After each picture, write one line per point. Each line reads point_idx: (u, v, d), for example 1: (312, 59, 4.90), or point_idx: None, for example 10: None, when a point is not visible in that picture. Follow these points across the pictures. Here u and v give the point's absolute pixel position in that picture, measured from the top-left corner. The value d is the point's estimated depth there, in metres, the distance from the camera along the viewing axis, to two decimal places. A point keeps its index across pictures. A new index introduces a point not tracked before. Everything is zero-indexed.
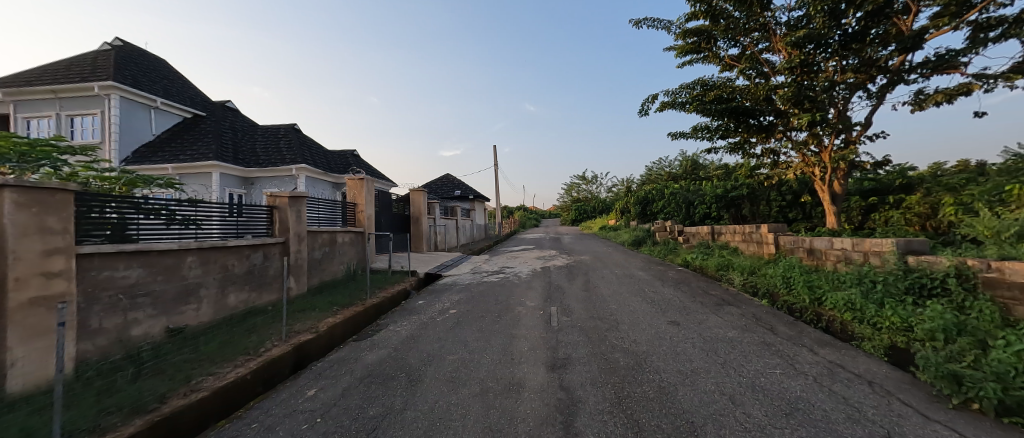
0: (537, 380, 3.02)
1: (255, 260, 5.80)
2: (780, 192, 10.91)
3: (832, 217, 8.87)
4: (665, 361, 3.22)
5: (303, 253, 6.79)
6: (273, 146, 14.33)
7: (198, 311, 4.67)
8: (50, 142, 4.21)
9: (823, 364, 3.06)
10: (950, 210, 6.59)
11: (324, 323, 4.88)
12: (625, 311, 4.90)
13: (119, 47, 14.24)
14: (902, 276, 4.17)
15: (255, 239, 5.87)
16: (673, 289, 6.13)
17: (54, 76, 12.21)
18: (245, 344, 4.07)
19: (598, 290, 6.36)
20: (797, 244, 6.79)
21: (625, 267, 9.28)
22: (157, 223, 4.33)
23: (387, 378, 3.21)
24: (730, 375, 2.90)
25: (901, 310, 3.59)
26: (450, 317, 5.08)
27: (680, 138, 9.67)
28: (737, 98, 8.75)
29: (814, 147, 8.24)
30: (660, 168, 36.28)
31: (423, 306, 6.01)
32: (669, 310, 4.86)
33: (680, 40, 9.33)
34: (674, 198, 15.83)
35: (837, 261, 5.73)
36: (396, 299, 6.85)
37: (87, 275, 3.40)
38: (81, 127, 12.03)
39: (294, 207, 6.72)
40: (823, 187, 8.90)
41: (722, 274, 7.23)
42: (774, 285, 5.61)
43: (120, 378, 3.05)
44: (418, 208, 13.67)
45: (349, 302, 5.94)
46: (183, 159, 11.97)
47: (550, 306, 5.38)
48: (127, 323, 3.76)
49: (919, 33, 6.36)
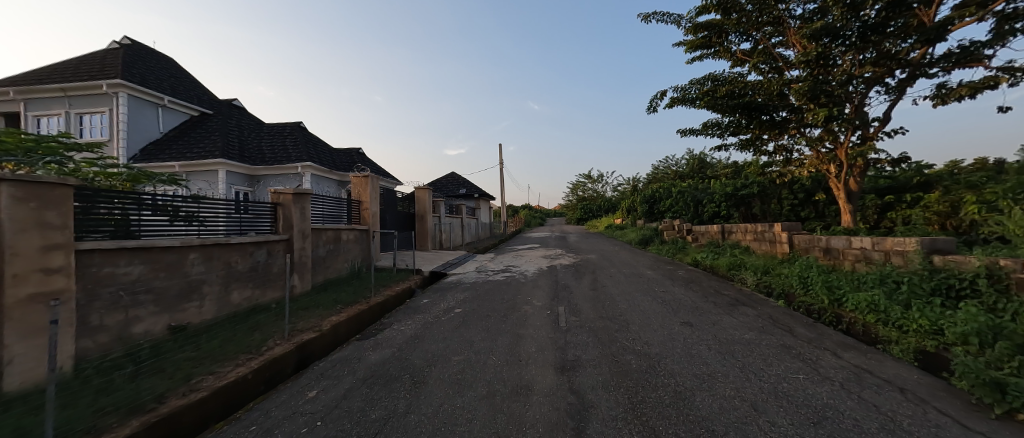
0: (546, 382, 2.90)
1: (259, 257, 5.67)
2: (792, 190, 10.69)
3: (847, 216, 8.61)
4: (680, 364, 3.07)
5: (306, 251, 6.66)
6: (279, 144, 14.36)
7: (201, 308, 4.59)
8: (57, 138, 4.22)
9: (849, 369, 2.87)
10: (973, 208, 6.34)
11: (328, 322, 4.81)
12: (635, 311, 4.71)
13: (128, 46, 14.37)
14: (928, 277, 4.03)
15: (259, 235, 5.76)
16: (684, 288, 5.92)
17: (64, 74, 12.32)
18: (248, 343, 4.01)
19: (606, 290, 6.16)
20: (813, 243, 6.56)
21: (634, 265, 9.09)
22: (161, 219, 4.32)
23: (392, 379, 3.12)
24: (751, 379, 2.74)
25: (930, 312, 3.41)
26: (455, 316, 4.96)
27: (691, 134, 9.45)
28: (749, 94, 8.36)
29: (829, 143, 8.03)
30: (666, 166, 35.99)
31: (428, 305, 5.88)
32: (681, 310, 4.65)
33: (690, 35, 9.13)
34: (683, 197, 15.73)
35: (856, 261, 5.53)
36: (400, 297, 6.77)
37: (88, 272, 3.36)
38: (91, 124, 12.16)
39: (298, 203, 6.59)
40: (837, 185, 8.65)
41: (734, 273, 7.01)
42: (790, 285, 5.41)
43: (120, 376, 2.99)
44: (423, 205, 13.51)
45: (353, 301, 5.86)
46: (191, 157, 12.06)
47: (557, 306, 5.22)
48: (128, 321, 3.71)
49: (943, 24, 6.05)
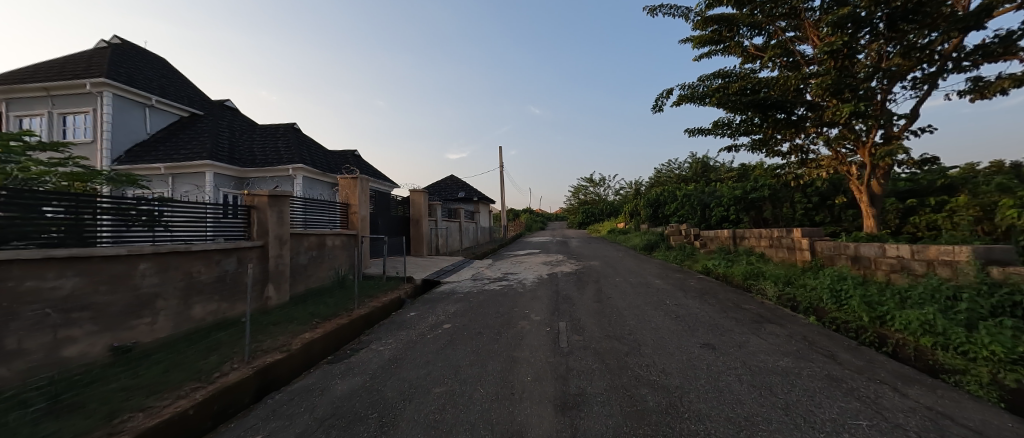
0: (543, 427, 2.33)
1: (228, 266, 5.12)
2: (806, 193, 10.13)
3: (869, 221, 8.01)
4: (707, 403, 2.50)
5: (284, 258, 6.09)
6: (270, 146, 13.91)
7: (154, 325, 4.04)
8: (14, 136, 4.02)
9: (920, 412, 2.30)
10: (1012, 213, 5.37)
11: (299, 340, 4.26)
12: (646, 328, 4.15)
13: (118, 45, 14.02)
14: (989, 293, 3.46)
15: (228, 242, 5.21)
16: (698, 301, 5.35)
17: (48, 73, 11.93)
18: (198, 368, 3.45)
19: (612, 302, 5.58)
20: (839, 250, 5.97)
21: (640, 274, 8.50)
22: (112, 224, 3.85)
23: (356, 420, 2.55)
24: (802, 428, 2.17)
25: (1003, 336, 2.82)
26: (442, 334, 4.40)
27: (700, 134, 8.90)
28: (763, 91, 7.82)
29: (850, 142, 7.47)
30: (668, 170, 35.43)
31: (415, 319, 5.31)
32: (699, 328, 4.08)
33: (698, 29, 8.66)
34: (690, 201, 15.23)
35: (891, 271, 4.96)
36: (387, 308, 6.21)
37: (2, 287, 2.82)
38: (74, 125, 11.74)
39: (276, 207, 6.02)
40: (859, 188, 8.05)
41: (751, 283, 6.42)
42: (818, 299, 4.83)
43: (25, 416, 2.45)
44: (419, 209, 12.98)
45: (333, 314, 5.31)
46: (177, 158, 11.61)
47: (558, 322, 4.65)
48: (58, 343, 3.17)
49: (985, 9, 5.44)
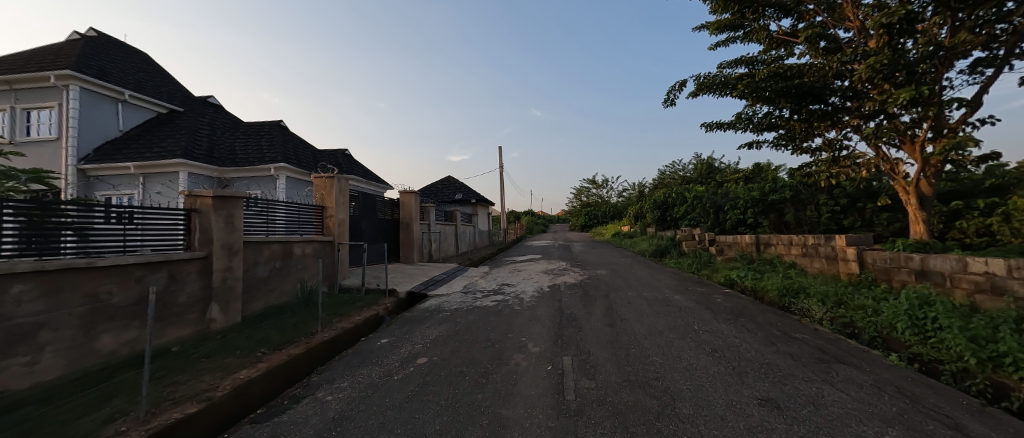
0: None
1: (155, 284, 4.16)
2: (833, 195, 9.18)
3: (917, 226, 7.01)
4: None
5: (234, 272, 5.17)
6: (253, 144, 13.04)
7: (36, 365, 3.07)
8: None
9: None
10: None
11: (229, 382, 3.30)
12: (678, 370, 3.18)
13: (92, 38, 13.20)
14: None
15: (156, 254, 4.24)
16: (731, 326, 4.41)
17: (12, 66, 11.08)
18: (66, 434, 2.47)
19: (627, 326, 4.62)
20: (897, 263, 4.99)
21: (654, 286, 7.55)
22: None
23: None
24: None
25: None
26: (413, 374, 3.44)
27: (720, 128, 7.94)
28: (796, 77, 6.85)
29: (898, 137, 6.51)
30: (672, 171, 34.40)
31: (386, 348, 4.34)
32: (748, 371, 3.11)
33: (719, 11, 7.74)
34: (702, 203, 14.23)
35: (977, 291, 3.98)
36: (358, 331, 5.25)
37: None
38: (39, 121, 10.87)
39: (224, 210, 5.08)
40: (905, 189, 7.08)
41: (789, 301, 5.46)
42: (889, 327, 3.85)
43: None
44: (410, 212, 12.06)
45: (287, 342, 4.35)
46: (148, 157, 10.72)
47: (561, 356, 3.69)
48: None
49: None
